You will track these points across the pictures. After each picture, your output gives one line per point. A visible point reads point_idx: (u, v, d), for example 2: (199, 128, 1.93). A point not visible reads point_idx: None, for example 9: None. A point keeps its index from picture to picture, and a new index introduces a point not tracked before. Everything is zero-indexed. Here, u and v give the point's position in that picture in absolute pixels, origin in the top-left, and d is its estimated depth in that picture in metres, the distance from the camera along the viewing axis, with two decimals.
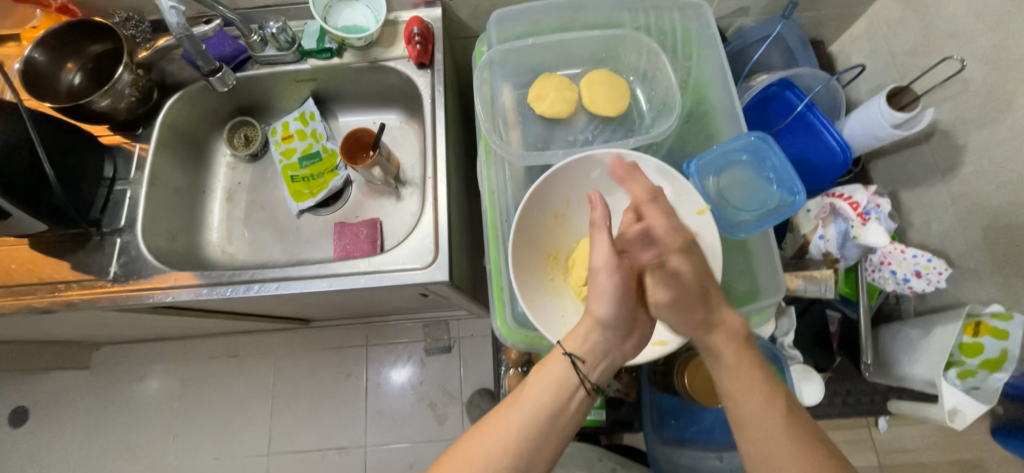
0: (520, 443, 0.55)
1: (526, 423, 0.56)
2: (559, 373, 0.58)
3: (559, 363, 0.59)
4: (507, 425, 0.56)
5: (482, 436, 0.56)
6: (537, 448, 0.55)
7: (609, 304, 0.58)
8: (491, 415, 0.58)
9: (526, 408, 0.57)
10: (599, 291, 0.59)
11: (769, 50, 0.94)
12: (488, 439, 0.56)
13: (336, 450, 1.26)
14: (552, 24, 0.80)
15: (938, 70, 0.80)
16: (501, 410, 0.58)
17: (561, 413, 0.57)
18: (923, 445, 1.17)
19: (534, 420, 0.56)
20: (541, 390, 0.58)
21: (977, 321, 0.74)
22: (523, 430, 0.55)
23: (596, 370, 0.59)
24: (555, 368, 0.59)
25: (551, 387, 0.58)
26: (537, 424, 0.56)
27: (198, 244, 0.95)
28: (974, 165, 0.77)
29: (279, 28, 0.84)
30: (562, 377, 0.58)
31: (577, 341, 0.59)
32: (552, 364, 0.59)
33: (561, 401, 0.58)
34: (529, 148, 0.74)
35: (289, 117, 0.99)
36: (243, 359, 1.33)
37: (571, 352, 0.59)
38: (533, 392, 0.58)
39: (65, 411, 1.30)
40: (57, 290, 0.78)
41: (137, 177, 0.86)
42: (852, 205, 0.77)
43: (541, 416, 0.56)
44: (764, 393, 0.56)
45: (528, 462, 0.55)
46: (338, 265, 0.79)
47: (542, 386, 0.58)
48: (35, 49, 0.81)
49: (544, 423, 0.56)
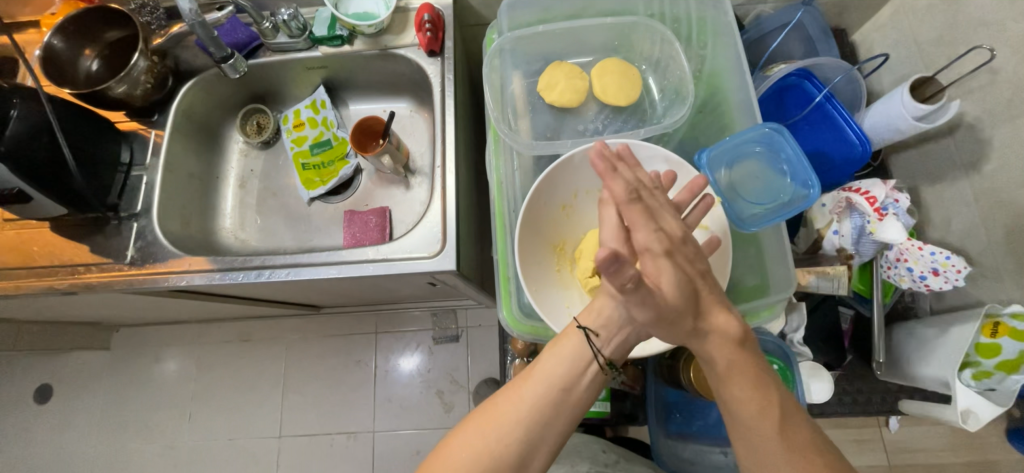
0: (532, 415, 0.56)
1: (540, 395, 0.56)
2: (573, 347, 0.58)
3: (573, 337, 0.59)
4: (520, 398, 0.56)
5: (496, 406, 0.57)
6: (549, 419, 0.56)
7: None
8: (506, 387, 0.59)
9: (539, 381, 0.57)
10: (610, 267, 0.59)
11: (787, 39, 0.91)
12: (501, 409, 0.56)
13: (345, 434, 1.28)
14: (564, 11, 0.78)
15: (965, 61, 0.77)
16: (515, 382, 0.59)
17: (573, 387, 0.57)
18: (935, 446, 1.15)
19: (547, 393, 0.56)
20: (555, 363, 0.58)
21: (996, 321, 0.72)
22: (537, 402, 0.56)
23: (613, 348, 0.59)
24: (569, 342, 0.59)
25: (564, 360, 0.58)
26: (549, 396, 0.56)
27: (212, 230, 0.97)
28: (999, 160, 0.74)
29: (290, 14, 0.84)
30: (575, 351, 0.58)
31: (592, 315, 0.59)
32: (565, 338, 0.59)
33: (574, 374, 0.58)
34: (538, 137, 0.73)
35: (301, 105, 1.00)
36: (255, 344, 1.36)
37: (585, 326, 0.58)
38: (546, 365, 0.58)
39: (87, 389, 1.35)
40: (77, 272, 0.80)
41: (152, 163, 0.87)
42: (869, 200, 0.74)
43: (554, 389, 0.57)
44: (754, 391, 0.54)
45: (541, 431, 0.56)
46: (348, 253, 0.80)
47: (556, 360, 0.58)
48: (54, 36, 0.82)
49: (556, 396, 0.57)
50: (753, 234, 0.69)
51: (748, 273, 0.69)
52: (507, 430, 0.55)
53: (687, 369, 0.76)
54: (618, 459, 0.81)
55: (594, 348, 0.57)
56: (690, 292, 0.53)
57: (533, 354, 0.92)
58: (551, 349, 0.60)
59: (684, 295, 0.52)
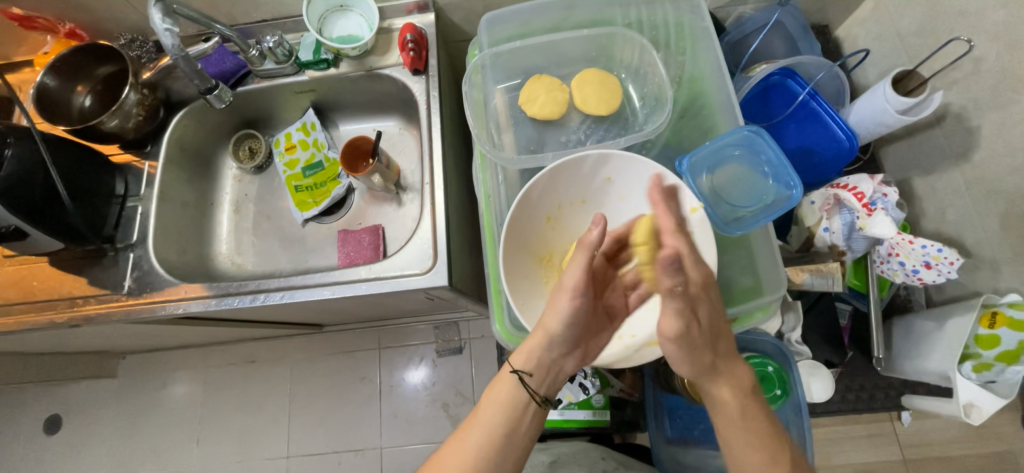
0: (478, 460, 0.58)
1: (483, 442, 0.59)
2: (509, 383, 0.62)
3: (508, 383, 0.62)
4: (464, 445, 0.60)
5: (444, 460, 0.60)
6: (497, 460, 0.59)
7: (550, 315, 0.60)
8: (452, 439, 0.62)
9: (484, 433, 0.60)
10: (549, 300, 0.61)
11: (767, 38, 0.92)
12: (448, 462, 0.59)
13: (353, 452, 1.28)
14: (543, 23, 0.79)
15: (945, 51, 0.77)
16: (460, 432, 0.62)
17: (516, 428, 0.61)
18: (949, 437, 1.13)
19: (489, 439, 0.60)
20: (494, 408, 0.62)
21: (993, 310, 0.72)
22: (481, 449, 0.59)
23: (544, 383, 0.62)
24: (505, 389, 0.62)
25: (502, 403, 0.62)
26: (493, 440, 0.60)
27: (208, 256, 0.98)
28: (988, 149, 0.74)
29: (276, 41, 0.85)
30: (512, 393, 0.62)
31: (523, 357, 0.61)
32: (500, 389, 0.63)
33: (514, 416, 0.61)
34: (522, 151, 0.74)
35: (292, 128, 1.01)
36: (260, 364, 1.37)
37: (518, 368, 0.61)
38: (487, 410, 0.62)
39: (95, 418, 1.35)
40: (76, 305, 0.82)
41: (147, 194, 0.89)
42: (858, 195, 0.75)
43: (497, 433, 0.60)
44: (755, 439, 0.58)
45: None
46: (340, 273, 0.80)
47: (494, 406, 0.62)
48: (46, 74, 0.84)
49: (502, 440, 0.60)
50: (743, 235, 0.69)
51: (740, 273, 0.68)
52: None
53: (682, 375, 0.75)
54: (616, 465, 0.80)
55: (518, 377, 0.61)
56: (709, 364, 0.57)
57: None
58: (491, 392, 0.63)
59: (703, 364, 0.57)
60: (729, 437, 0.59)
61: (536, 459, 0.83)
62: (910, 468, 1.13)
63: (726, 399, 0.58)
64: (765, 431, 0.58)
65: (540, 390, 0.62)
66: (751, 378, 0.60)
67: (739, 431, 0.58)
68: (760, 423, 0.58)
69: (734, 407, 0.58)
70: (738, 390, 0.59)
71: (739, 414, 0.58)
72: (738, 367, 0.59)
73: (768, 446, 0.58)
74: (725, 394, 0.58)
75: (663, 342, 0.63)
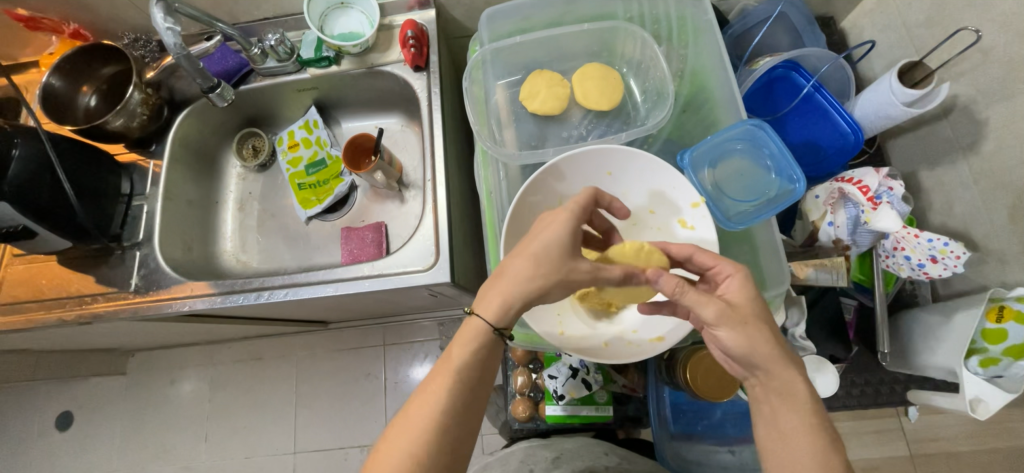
0: (448, 414, 0.53)
1: (454, 395, 0.54)
2: (482, 335, 0.57)
3: (478, 333, 0.57)
4: (435, 401, 0.54)
5: (413, 423, 0.53)
6: (468, 410, 0.55)
7: (530, 281, 0.56)
8: (418, 399, 0.55)
9: (455, 383, 0.55)
10: (527, 257, 0.57)
11: (772, 30, 0.90)
12: (417, 420, 0.53)
13: (358, 448, 1.29)
14: (543, 18, 0.79)
15: (952, 42, 0.76)
16: (427, 391, 0.55)
17: (489, 377, 0.57)
18: (956, 433, 1.12)
19: (461, 390, 0.55)
20: (467, 363, 0.56)
21: (1000, 305, 0.71)
22: (453, 402, 0.54)
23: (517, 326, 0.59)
24: (476, 338, 0.56)
25: (474, 357, 0.56)
26: (466, 394, 0.55)
27: (213, 253, 0.99)
28: (996, 141, 0.73)
29: (277, 39, 0.86)
30: (485, 344, 0.57)
31: (492, 312, 0.57)
32: (470, 337, 0.57)
33: (485, 364, 0.57)
34: (523, 147, 0.74)
35: (294, 126, 1.01)
36: (267, 362, 1.38)
37: (498, 327, 0.57)
38: (457, 365, 0.56)
39: (106, 415, 1.37)
40: (84, 302, 0.83)
41: (152, 192, 0.90)
42: (863, 189, 0.74)
43: (470, 386, 0.55)
44: (808, 431, 0.52)
45: (460, 428, 0.54)
46: (343, 270, 0.81)
47: (468, 356, 0.56)
48: (52, 75, 0.84)
49: (473, 391, 0.55)
50: (746, 231, 0.69)
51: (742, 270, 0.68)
52: (436, 440, 0.52)
53: (683, 370, 0.75)
54: (619, 461, 0.80)
55: (500, 334, 0.57)
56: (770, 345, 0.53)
57: (534, 361, 0.94)
58: (460, 345, 0.57)
59: (765, 345, 0.53)
60: (790, 429, 0.53)
61: (539, 454, 0.83)
62: (917, 463, 1.12)
63: (794, 384, 0.53)
64: (823, 420, 0.53)
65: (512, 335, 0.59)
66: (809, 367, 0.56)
67: (802, 419, 0.52)
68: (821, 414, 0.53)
69: (802, 393, 0.53)
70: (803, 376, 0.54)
71: (802, 401, 0.53)
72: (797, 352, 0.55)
73: (828, 437, 0.52)
74: (794, 379, 0.53)
75: (667, 337, 0.63)
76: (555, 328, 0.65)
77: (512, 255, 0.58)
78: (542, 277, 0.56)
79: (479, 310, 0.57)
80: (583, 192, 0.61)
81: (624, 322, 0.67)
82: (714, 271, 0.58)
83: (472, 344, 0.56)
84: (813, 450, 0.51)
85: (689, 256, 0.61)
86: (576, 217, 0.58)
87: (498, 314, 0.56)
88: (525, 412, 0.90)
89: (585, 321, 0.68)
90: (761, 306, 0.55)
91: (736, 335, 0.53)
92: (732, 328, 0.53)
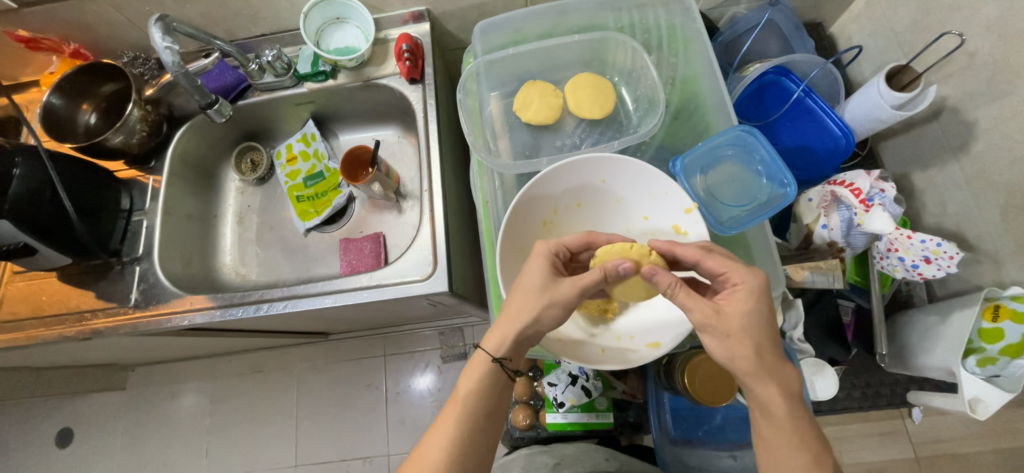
0: (459, 446, 0.56)
1: (464, 427, 0.57)
2: (488, 368, 0.59)
3: (483, 365, 0.59)
4: (446, 434, 0.57)
5: (427, 454, 0.56)
6: (479, 441, 0.57)
7: (530, 312, 0.57)
8: (432, 432, 0.58)
9: (463, 415, 0.58)
10: (525, 289, 0.59)
11: (762, 37, 0.91)
12: (431, 452, 0.56)
13: (360, 460, 1.29)
14: (535, 30, 0.80)
15: (938, 45, 0.77)
16: (440, 424, 0.58)
17: (497, 408, 0.59)
18: (962, 434, 1.11)
19: (470, 422, 0.57)
20: (475, 395, 0.58)
21: (996, 304, 0.71)
22: (462, 433, 0.57)
23: (520, 359, 0.61)
24: (482, 371, 0.59)
25: (480, 388, 0.59)
26: (475, 426, 0.57)
27: (212, 267, 0.99)
28: (986, 141, 0.74)
29: (274, 56, 0.86)
30: (491, 377, 0.59)
31: (495, 343, 0.58)
32: (477, 370, 0.59)
33: (493, 396, 0.59)
34: (518, 156, 0.75)
35: (292, 140, 1.02)
36: (267, 374, 1.38)
37: (498, 356, 0.58)
38: (465, 398, 0.58)
39: (106, 431, 1.37)
40: (84, 318, 0.83)
41: (151, 207, 0.90)
42: (854, 192, 0.75)
43: (478, 418, 0.58)
44: (792, 446, 0.54)
45: (472, 459, 0.57)
46: (342, 282, 0.81)
47: (476, 389, 0.59)
48: (52, 94, 0.86)
49: (484, 422, 0.58)
50: (740, 234, 0.70)
51: None
52: (447, 470, 0.55)
53: (682, 373, 0.74)
54: (620, 465, 0.80)
55: (501, 364, 0.58)
56: (761, 358, 0.54)
57: (535, 369, 0.94)
58: (467, 378, 0.60)
59: (756, 359, 0.54)
60: (774, 442, 0.55)
61: (539, 461, 0.83)
62: (922, 465, 1.11)
63: (773, 402, 0.54)
64: (811, 432, 0.54)
65: (515, 368, 0.60)
66: (801, 384, 0.56)
67: (783, 434, 0.54)
68: (807, 428, 0.54)
69: (781, 411, 0.54)
70: (786, 393, 0.54)
71: (786, 417, 0.54)
72: (787, 370, 0.55)
73: (812, 449, 0.54)
74: (773, 396, 0.54)
75: (664, 342, 0.63)
76: (553, 334, 0.65)
77: (511, 294, 0.60)
78: (539, 303, 0.58)
79: (483, 343, 0.60)
80: (574, 236, 0.64)
81: (620, 329, 0.67)
82: (721, 278, 0.57)
83: (478, 378, 0.59)
84: (795, 463, 0.53)
85: (699, 260, 0.59)
86: (552, 247, 0.61)
87: (499, 345, 0.58)
88: (525, 420, 0.90)
89: (582, 327, 0.68)
90: (753, 320, 0.55)
91: (715, 344, 0.55)
92: (717, 341, 0.55)
